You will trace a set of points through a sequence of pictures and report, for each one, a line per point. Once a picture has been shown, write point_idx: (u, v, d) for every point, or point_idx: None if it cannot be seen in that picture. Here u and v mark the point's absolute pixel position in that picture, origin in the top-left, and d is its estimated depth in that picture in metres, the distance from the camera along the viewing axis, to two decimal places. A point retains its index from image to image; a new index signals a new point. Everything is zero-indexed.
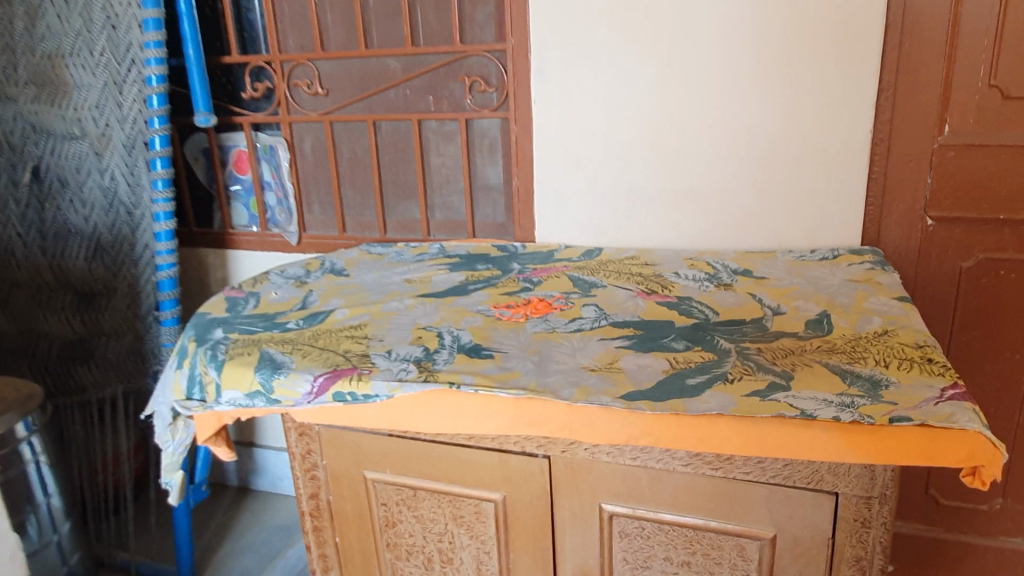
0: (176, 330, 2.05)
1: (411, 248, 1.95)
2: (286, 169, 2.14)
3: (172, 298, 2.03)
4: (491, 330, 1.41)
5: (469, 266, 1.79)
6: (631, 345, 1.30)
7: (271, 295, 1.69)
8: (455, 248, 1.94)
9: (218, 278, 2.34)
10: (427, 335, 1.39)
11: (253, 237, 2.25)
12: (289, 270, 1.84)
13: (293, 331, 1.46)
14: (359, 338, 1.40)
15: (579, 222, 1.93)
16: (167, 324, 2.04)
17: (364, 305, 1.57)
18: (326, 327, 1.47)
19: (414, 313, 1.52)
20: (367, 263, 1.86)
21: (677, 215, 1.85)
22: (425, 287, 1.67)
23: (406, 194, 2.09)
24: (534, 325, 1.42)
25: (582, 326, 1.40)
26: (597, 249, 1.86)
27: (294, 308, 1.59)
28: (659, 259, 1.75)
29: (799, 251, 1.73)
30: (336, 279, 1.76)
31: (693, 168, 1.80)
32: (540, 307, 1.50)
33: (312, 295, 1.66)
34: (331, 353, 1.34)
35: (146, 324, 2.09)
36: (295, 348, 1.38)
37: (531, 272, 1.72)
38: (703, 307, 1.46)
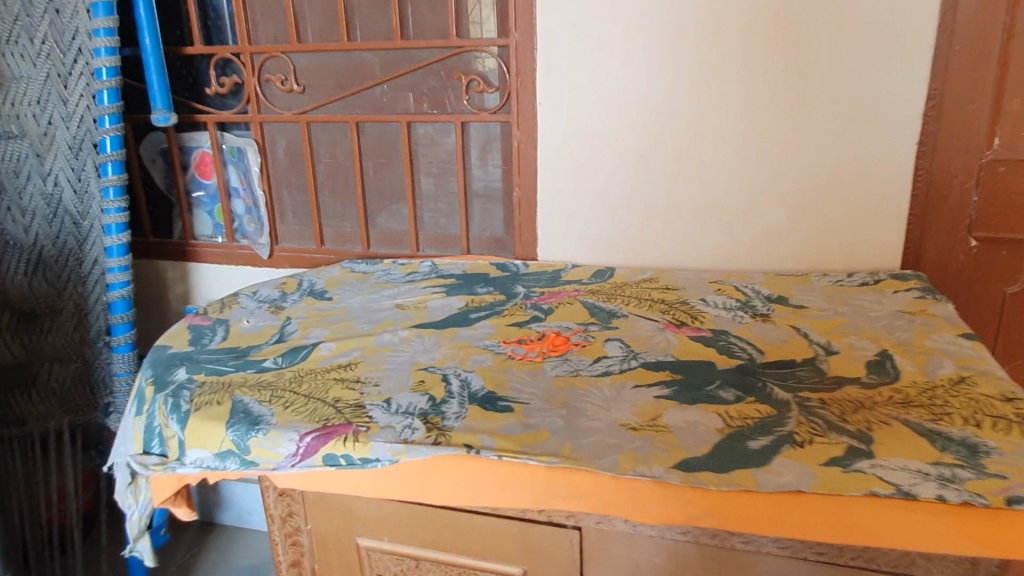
0: (131, 357, 1.82)
1: (400, 267, 1.75)
2: (257, 175, 1.91)
3: (126, 321, 1.80)
4: (504, 372, 1.21)
5: (468, 289, 1.59)
6: (672, 395, 1.12)
7: (242, 323, 1.46)
8: (449, 266, 1.73)
9: (177, 294, 2.10)
10: (430, 379, 1.19)
11: (218, 250, 2.02)
12: (262, 292, 1.62)
13: (270, 372, 1.24)
14: (350, 383, 1.19)
15: (587, 238, 1.74)
16: (121, 349, 1.81)
17: (352, 338, 1.37)
18: (309, 366, 1.26)
19: (413, 349, 1.31)
20: (352, 285, 1.65)
21: (696, 232, 1.67)
22: (421, 315, 1.47)
23: (392, 205, 1.88)
24: (554, 366, 1.23)
25: (611, 368, 1.21)
26: (609, 270, 1.68)
27: (270, 341, 1.37)
28: (681, 283, 1.58)
29: (834, 275, 1.57)
30: (317, 304, 1.55)
31: (716, 181, 1.63)
32: (558, 343, 1.31)
33: (291, 324, 1.44)
34: (318, 403, 1.14)
35: (96, 349, 1.86)
36: (275, 395, 1.16)
37: (539, 298, 1.53)
38: (744, 344, 1.28)
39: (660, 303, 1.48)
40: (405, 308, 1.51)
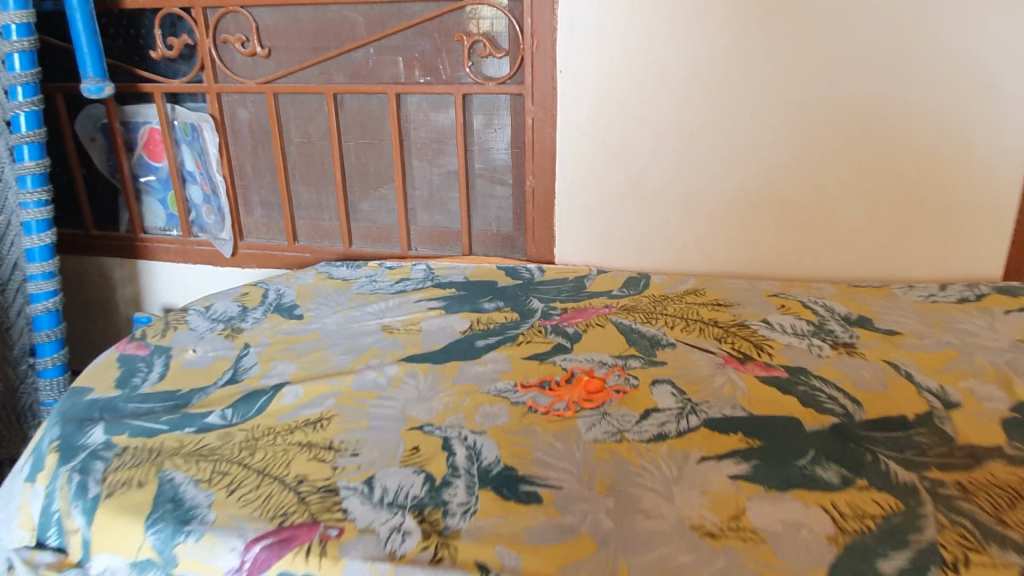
0: (61, 381, 1.53)
1: (387, 272, 1.44)
2: (215, 156, 1.59)
3: (53, 340, 1.50)
4: (524, 434, 0.92)
5: (472, 304, 1.29)
6: (754, 473, 0.83)
7: (188, 353, 1.16)
8: (447, 271, 1.43)
9: (126, 296, 1.79)
10: (427, 448, 0.90)
11: (172, 245, 1.70)
12: (216, 307, 1.31)
13: (217, 434, 0.95)
14: (321, 453, 0.90)
15: (615, 237, 1.44)
16: (48, 373, 1.51)
17: (325, 378, 1.06)
18: (268, 424, 0.96)
19: (404, 397, 1.02)
20: (327, 298, 1.34)
21: (749, 232, 1.37)
22: (413, 344, 1.17)
23: (377, 194, 1.56)
24: (590, 425, 0.93)
25: (665, 430, 0.92)
26: (643, 277, 1.38)
27: (220, 383, 1.07)
28: (734, 296, 1.28)
29: (922, 287, 1.27)
30: (284, 325, 1.24)
31: (777, 170, 1.32)
32: (593, 389, 1.01)
33: (249, 355, 1.14)
34: (276, 487, 0.84)
35: (18, 371, 1.53)
36: (218, 473, 0.87)
37: (561, 318, 1.23)
38: (831, 388, 0.99)
39: (714, 327, 1.18)
40: (393, 333, 1.20)
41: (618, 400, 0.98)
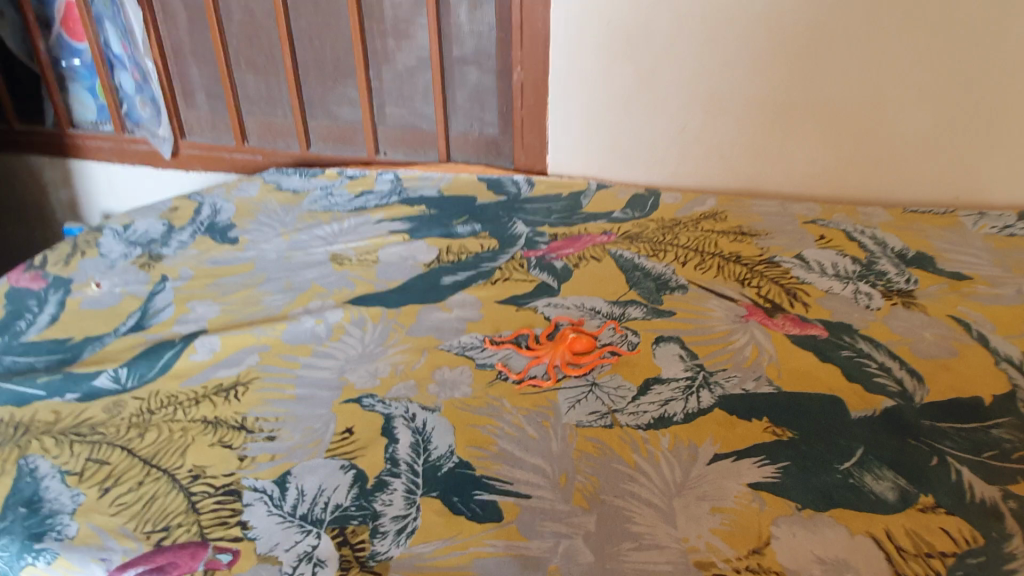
0: None
1: (347, 183, 1.21)
2: (140, 35, 1.29)
3: None
4: (488, 415, 0.72)
5: (442, 227, 1.06)
6: (784, 484, 0.63)
7: (91, 288, 0.94)
8: (417, 183, 1.20)
9: (62, 201, 1.57)
10: (362, 432, 0.71)
11: (105, 143, 1.46)
12: (136, 227, 1.09)
13: (104, 405, 0.75)
14: (228, 437, 0.71)
15: (619, 144, 1.19)
16: None
17: (249, 326, 0.86)
18: (169, 392, 0.77)
19: (343, 356, 0.81)
20: (270, 217, 1.11)
21: (784, 141, 1.12)
22: (364, 280, 0.95)
23: (337, 86, 1.31)
24: (573, 404, 0.73)
25: (669, 413, 0.71)
26: (651, 195, 1.14)
27: (122, 330, 0.87)
28: (761, 223, 1.05)
29: (995, 215, 1.03)
30: (213, 252, 1.02)
31: (828, 67, 1.05)
32: (580, 348, 0.80)
33: (164, 292, 0.94)
34: (163, 487, 0.66)
35: None
36: (93, 463, 0.68)
37: (549, 249, 1.00)
38: (882, 354, 0.78)
39: (736, 265, 0.95)
40: (343, 264, 0.98)
41: (612, 369, 0.77)
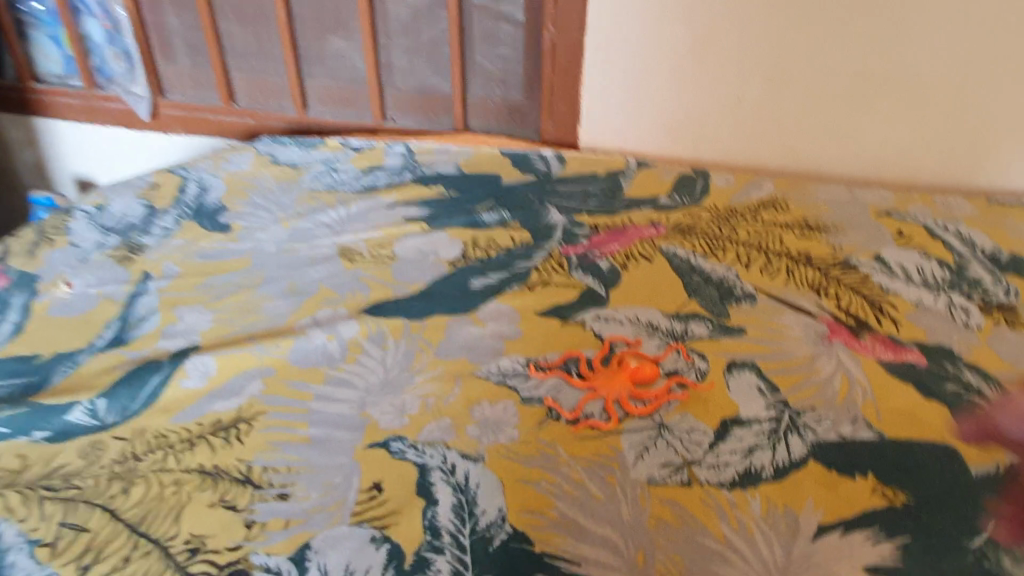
0: None
1: (352, 157, 1.06)
2: None
3: None
4: (541, 467, 0.61)
5: (466, 215, 0.93)
6: (905, 570, 0.53)
7: (60, 289, 0.80)
8: (433, 157, 1.06)
9: (28, 162, 1.41)
10: (393, 489, 0.59)
11: (73, 100, 1.29)
12: (111, 209, 0.94)
13: (79, 448, 0.63)
14: (231, 495, 0.59)
15: (663, 116, 1.05)
16: None
17: (248, 343, 0.73)
18: (157, 431, 0.64)
19: (363, 384, 0.69)
20: (267, 197, 0.97)
21: (853, 117, 0.99)
22: (381, 282, 0.82)
23: (338, 41, 1.15)
24: (641, 454, 0.62)
25: (756, 468, 0.61)
26: (699, 176, 1.01)
27: (98, 346, 0.73)
28: (828, 214, 0.92)
29: None
30: (202, 243, 0.88)
31: (917, 38, 0.91)
32: (641, 378, 0.68)
33: (147, 293, 0.80)
34: (156, 565, 0.54)
35: None
36: (68, 530, 0.56)
37: (590, 244, 0.88)
38: (994, 390, 0.67)
39: (807, 269, 0.83)
40: (354, 262, 0.85)
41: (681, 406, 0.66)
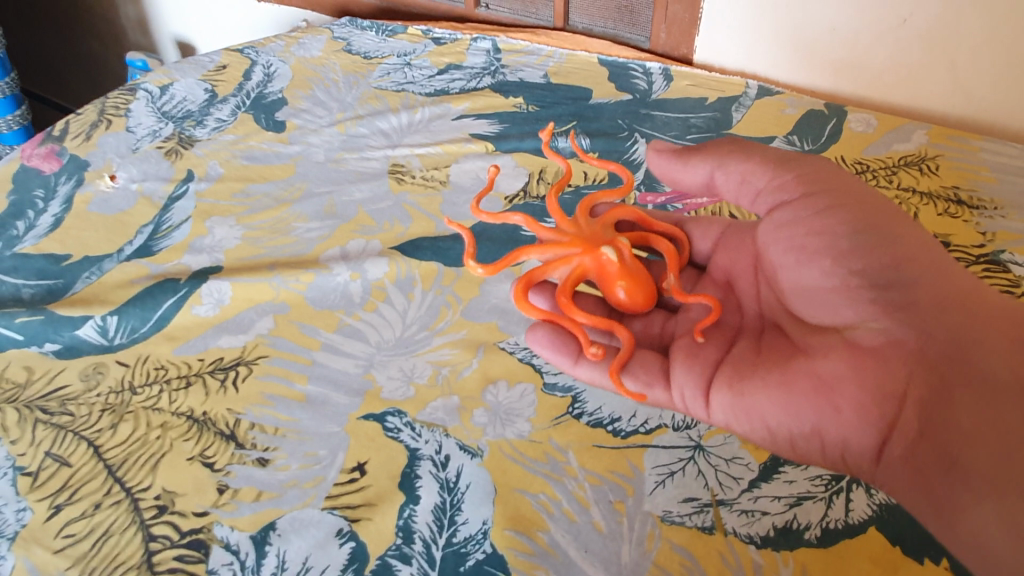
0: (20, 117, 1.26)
1: (431, 51, 0.96)
2: None
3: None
4: (545, 476, 0.53)
5: (539, 136, 0.81)
6: None
7: (104, 182, 0.78)
8: (520, 61, 0.93)
9: (134, 20, 1.43)
10: (376, 475, 0.53)
11: None
12: (174, 91, 0.90)
13: (82, 369, 0.61)
14: (213, 450, 0.55)
15: (803, 33, 0.85)
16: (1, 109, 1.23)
17: (268, 272, 0.67)
18: (158, 362, 0.61)
19: (376, 340, 0.62)
20: (330, 92, 0.89)
21: None
22: (425, 213, 0.73)
23: None
24: (663, 481, 0.52)
25: (798, 526, 0.50)
26: (833, 115, 0.83)
27: (126, 253, 0.71)
28: (987, 188, 0.73)
29: None
30: (253, 142, 0.82)
31: None
32: (645, 300, 0.57)
33: (185, 197, 0.76)
34: (121, 518, 0.52)
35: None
36: (51, 462, 0.55)
37: (674, 193, 0.74)
38: None
39: None
40: (402, 182, 0.77)
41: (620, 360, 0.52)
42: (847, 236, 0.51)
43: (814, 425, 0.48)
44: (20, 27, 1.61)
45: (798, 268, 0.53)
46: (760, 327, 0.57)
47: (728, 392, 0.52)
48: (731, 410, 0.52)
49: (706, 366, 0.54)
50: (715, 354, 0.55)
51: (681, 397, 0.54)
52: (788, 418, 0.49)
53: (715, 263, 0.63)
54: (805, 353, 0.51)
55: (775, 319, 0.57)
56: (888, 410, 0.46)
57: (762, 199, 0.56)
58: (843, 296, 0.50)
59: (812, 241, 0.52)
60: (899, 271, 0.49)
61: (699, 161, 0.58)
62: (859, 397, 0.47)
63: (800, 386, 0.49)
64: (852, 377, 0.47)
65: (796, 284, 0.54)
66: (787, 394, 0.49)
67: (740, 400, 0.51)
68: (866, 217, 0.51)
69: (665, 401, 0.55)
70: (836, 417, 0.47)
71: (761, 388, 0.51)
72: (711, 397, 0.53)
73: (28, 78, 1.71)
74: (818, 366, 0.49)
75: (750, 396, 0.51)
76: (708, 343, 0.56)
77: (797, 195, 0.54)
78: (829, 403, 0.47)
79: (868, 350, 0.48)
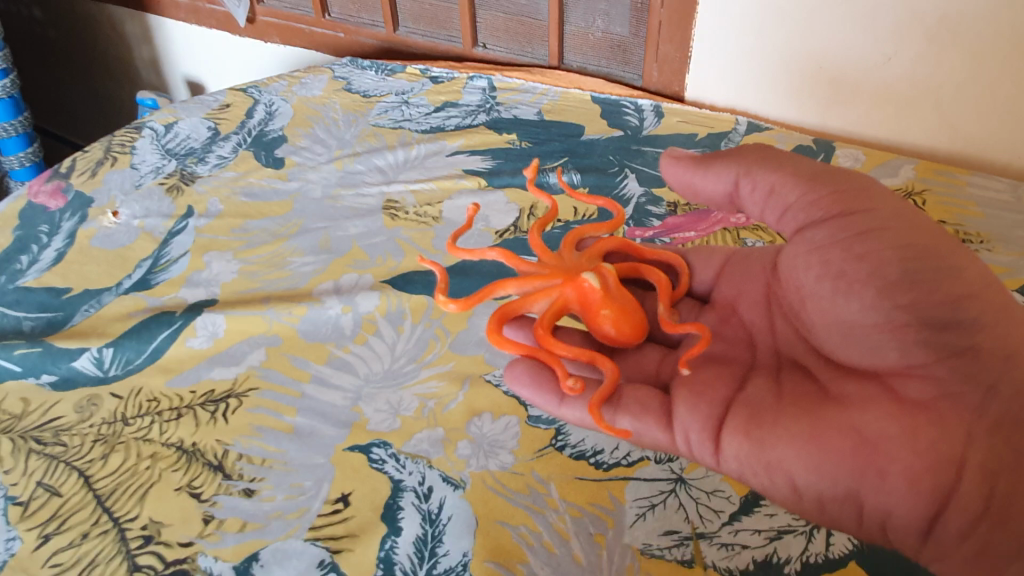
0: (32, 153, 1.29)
1: (429, 89, 0.99)
2: None
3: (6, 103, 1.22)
4: (526, 508, 0.53)
5: (531, 172, 0.83)
6: None
7: (107, 218, 0.80)
8: (514, 99, 0.95)
9: (146, 60, 1.48)
10: (359, 506, 0.54)
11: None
12: (178, 129, 0.93)
13: (77, 401, 0.62)
14: (200, 480, 0.56)
15: (789, 71, 0.87)
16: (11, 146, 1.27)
17: (262, 305, 0.69)
18: (151, 393, 0.62)
19: (365, 372, 0.63)
20: (329, 129, 0.92)
21: None
22: (417, 248, 0.75)
23: None
24: (643, 514, 0.53)
25: (778, 559, 0.50)
26: (821, 150, 0.84)
27: (125, 287, 0.72)
28: (973, 222, 0.74)
29: None
30: (252, 178, 0.85)
31: None
32: (631, 331, 0.56)
33: (184, 232, 0.78)
34: (108, 547, 0.53)
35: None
36: (42, 492, 0.56)
37: (663, 227, 0.75)
38: None
39: None
40: (396, 218, 0.78)
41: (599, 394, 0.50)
42: (895, 265, 0.46)
43: (851, 488, 0.44)
44: (36, 67, 1.66)
45: (834, 301, 0.49)
46: (777, 365, 0.55)
47: (746, 441, 0.48)
48: (748, 459, 0.48)
49: (714, 406, 0.52)
50: (725, 395, 0.52)
51: (686, 439, 0.51)
52: (821, 478, 0.45)
53: (719, 292, 0.62)
54: (838, 402, 0.47)
55: (794, 356, 0.54)
56: (942, 478, 0.42)
57: (790, 215, 0.53)
58: (888, 337, 0.46)
59: (851, 267, 0.48)
60: (957, 309, 0.44)
61: (722, 168, 0.55)
62: (908, 460, 0.43)
63: (836, 442, 0.45)
64: (899, 436, 0.43)
65: (830, 317, 0.50)
66: (820, 450, 0.45)
67: (760, 452, 0.48)
68: (917, 243, 0.46)
69: (664, 443, 0.52)
70: (880, 481, 0.43)
71: (788, 442, 0.47)
72: (724, 444, 0.49)
73: (43, 115, 1.77)
74: (858, 419, 0.45)
75: (773, 449, 0.47)
76: (712, 381, 0.53)
77: (835, 212, 0.50)
78: (872, 466, 0.44)
79: (916, 406, 0.44)
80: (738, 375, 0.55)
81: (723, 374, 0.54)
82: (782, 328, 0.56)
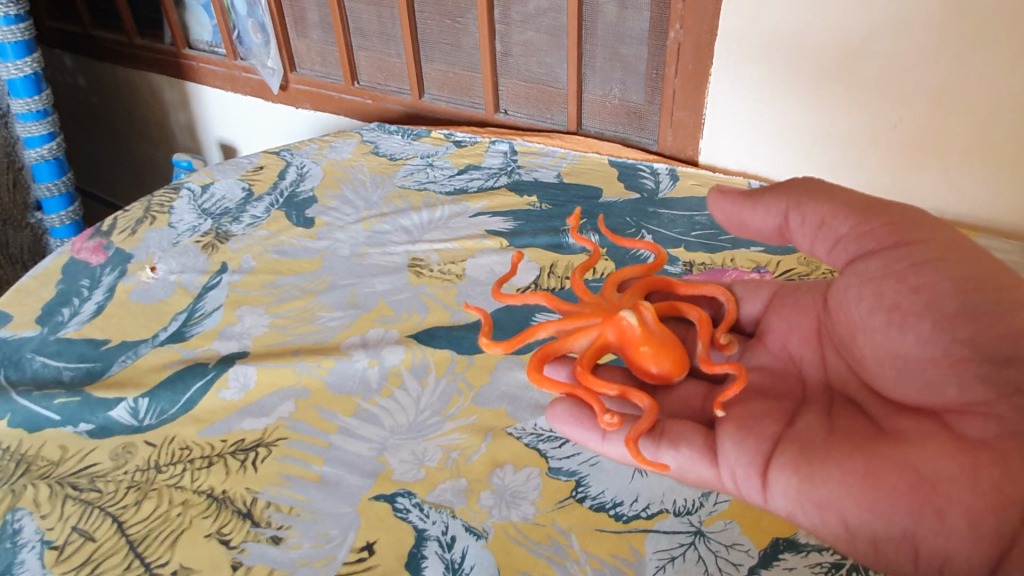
0: (72, 215, 1.35)
1: (452, 153, 1.03)
2: None
3: (52, 168, 1.30)
4: (546, 559, 0.54)
5: (551, 232, 0.86)
6: None
7: (145, 274, 0.84)
8: (535, 162, 0.99)
9: (181, 125, 1.55)
10: (384, 555, 0.55)
11: (218, 68, 1.38)
12: (214, 190, 0.97)
13: (112, 449, 0.65)
14: (229, 528, 0.58)
15: (799, 138, 0.91)
16: (53, 208, 1.33)
17: (291, 357, 0.71)
18: (184, 442, 0.65)
19: (390, 424, 0.65)
20: (358, 191, 0.96)
21: None
22: (441, 304, 0.78)
23: (457, 26, 1.10)
24: (663, 566, 0.53)
25: None
26: None
27: (161, 338, 0.75)
28: None
29: None
30: (283, 237, 0.88)
31: None
32: (672, 366, 0.57)
33: (217, 288, 0.81)
34: None
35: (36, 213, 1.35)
36: (77, 536, 0.58)
37: None
38: None
39: None
40: (421, 275, 0.81)
41: (636, 427, 0.50)
42: (954, 298, 0.45)
43: (908, 530, 0.43)
44: (79, 133, 1.75)
45: (888, 334, 0.49)
46: (828, 400, 0.55)
47: (795, 477, 0.47)
48: (798, 497, 0.47)
49: (761, 443, 0.51)
50: (773, 432, 0.52)
51: (733, 477, 0.51)
52: (876, 517, 0.44)
53: (768, 322, 0.62)
54: (894, 440, 0.46)
55: (847, 392, 0.54)
56: (1005, 523, 0.40)
57: (842, 247, 0.52)
58: (948, 373, 0.46)
59: (905, 300, 0.47)
60: (1019, 344, 0.43)
61: (771, 202, 0.54)
62: (968, 501, 0.41)
63: (891, 479, 0.44)
64: (960, 476, 0.42)
65: (883, 350, 0.50)
66: (875, 488, 0.44)
67: (810, 489, 0.47)
68: (977, 274, 0.45)
69: (711, 480, 0.52)
70: (939, 524, 0.42)
71: (840, 478, 0.45)
72: (772, 481, 0.49)
73: (82, 178, 1.85)
74: (915, 457, 0.44)
75: (825, 486, 0.46)
76: (760, 419, 0.53)
77: (889, 243, 0.49)
78: (931, 506, 0.42)
79: (977, 446, 0.43)
80: (789, 411, 0.54)
81: (776, 411, 0.54)
82: (833, 360, 0.56)
